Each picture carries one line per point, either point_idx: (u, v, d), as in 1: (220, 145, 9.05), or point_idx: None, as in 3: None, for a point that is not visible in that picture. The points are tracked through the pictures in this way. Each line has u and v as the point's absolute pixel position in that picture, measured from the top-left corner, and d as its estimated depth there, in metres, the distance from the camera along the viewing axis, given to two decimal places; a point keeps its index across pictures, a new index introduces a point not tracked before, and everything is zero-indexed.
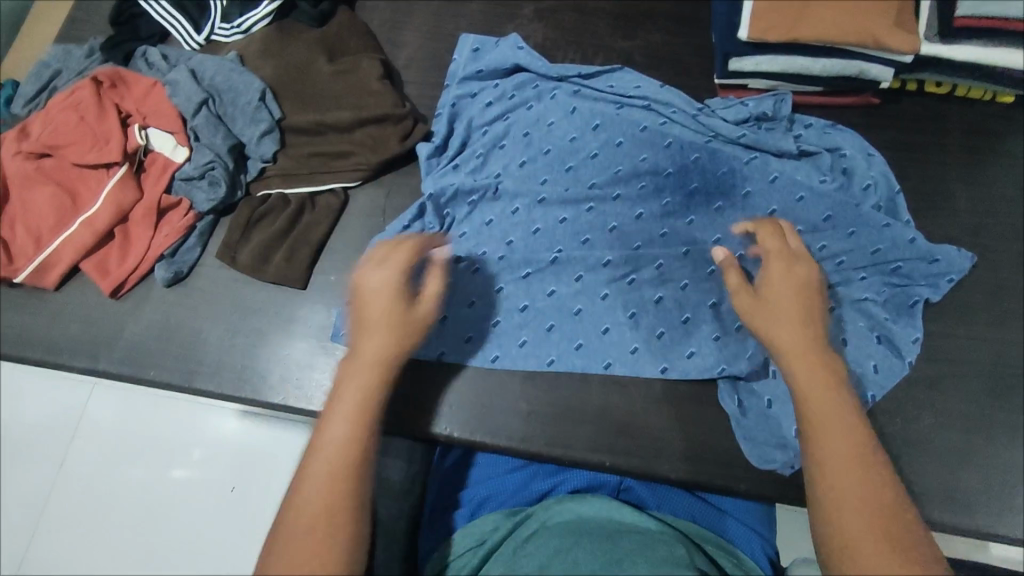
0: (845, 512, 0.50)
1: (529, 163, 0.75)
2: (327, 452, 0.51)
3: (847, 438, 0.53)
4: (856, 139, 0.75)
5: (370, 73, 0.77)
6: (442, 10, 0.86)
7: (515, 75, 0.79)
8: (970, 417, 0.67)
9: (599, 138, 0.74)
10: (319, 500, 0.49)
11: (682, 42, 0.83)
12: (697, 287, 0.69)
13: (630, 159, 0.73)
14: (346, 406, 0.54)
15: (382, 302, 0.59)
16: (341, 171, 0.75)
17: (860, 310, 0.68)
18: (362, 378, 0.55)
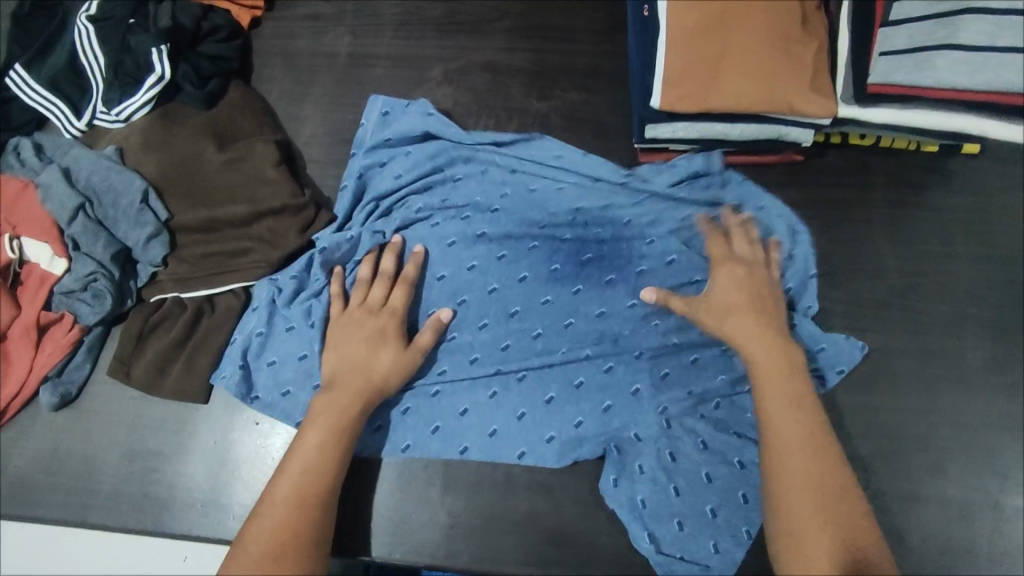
0: (778, 427, 0.58)
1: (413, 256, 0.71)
2: (285, 490, 0.57)
3: (789, 405, 0.58)
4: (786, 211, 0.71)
5: (265, 158, 0.72)
6: (345, 77, 0.81)
7: (427, 141, 0.75)
8: (908, 492, 0.64)
9: (488, 229, 0.71)
10: (270, 537, 0.55)
11: (600, 100, 0.79)
12: (583, 385, 0.67)
13: (518, 247, 0.71)
14: (311, 447, 0.59)
15: (361, 335, 0.64)
16: (238, 269, 0.70)
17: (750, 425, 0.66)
18: (340, 407, 0.61)
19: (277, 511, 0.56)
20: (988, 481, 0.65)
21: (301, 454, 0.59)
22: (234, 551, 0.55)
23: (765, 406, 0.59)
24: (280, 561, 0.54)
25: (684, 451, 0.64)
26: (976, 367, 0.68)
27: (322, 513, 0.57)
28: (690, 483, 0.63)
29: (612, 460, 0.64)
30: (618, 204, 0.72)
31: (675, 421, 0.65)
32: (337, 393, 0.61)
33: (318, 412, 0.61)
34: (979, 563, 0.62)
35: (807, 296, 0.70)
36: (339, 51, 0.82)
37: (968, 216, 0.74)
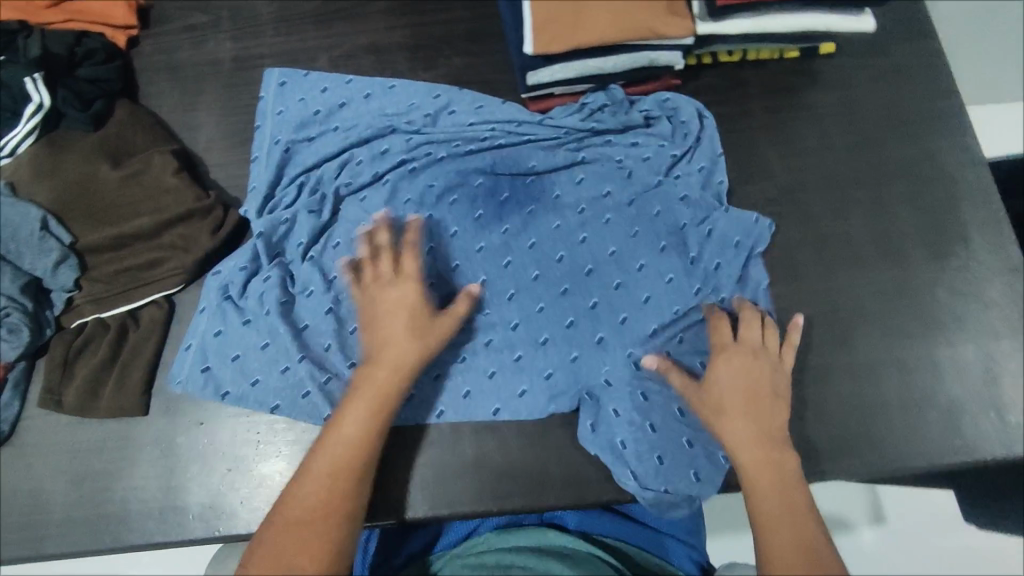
0: (736, 383, 0.64)
1: (345, 218, 0.74)
2: (322, 463, 0.60)
3: (739, 365, 0.64)
4: (689, 101, 0.77)
5: (163, 169, 0.72)
6: (233, 79, 0.82)
7: (326, 102, 0.79)
8: (824, 363, 0.69)
9: (414, 196, 0.74)
10: (309, 502, 0.58)
11: (482, 61, 0.82)
12: (529, 278, 0.71)
13: (442, 174, 0.75)
14: (350, 424, 0.62)
15: (386, 312, 0.65)
16: (157, 279, 0.70)
17: (690, 272, 0.71)
18: (385, 381, 0.63)
19: (324, 469, 0.60)
20: (890, 342, 0.70)
21: (341, 429, 0.62)
22: (280, 500, 0.60)
23: (754, 482, 0.60)
24: (318, 523, 0.58)
25: (636, 321, 0.69)
26: (864, 243, 0.74)
27: (362, 483, 0.60)
28: (644, 347, 0.69)
29: (575, 325, 0.69)
30: (510, 130, 0.76)
31: (627, 284, 0.71)
32: (382, 361, 0.64)
33: (354, 391, 0.63)
34: (891, 415, 0.68)
35: (710, 173, 0.75)
36: (223, 56, 0.83)
37: (837, 110, 0.80)
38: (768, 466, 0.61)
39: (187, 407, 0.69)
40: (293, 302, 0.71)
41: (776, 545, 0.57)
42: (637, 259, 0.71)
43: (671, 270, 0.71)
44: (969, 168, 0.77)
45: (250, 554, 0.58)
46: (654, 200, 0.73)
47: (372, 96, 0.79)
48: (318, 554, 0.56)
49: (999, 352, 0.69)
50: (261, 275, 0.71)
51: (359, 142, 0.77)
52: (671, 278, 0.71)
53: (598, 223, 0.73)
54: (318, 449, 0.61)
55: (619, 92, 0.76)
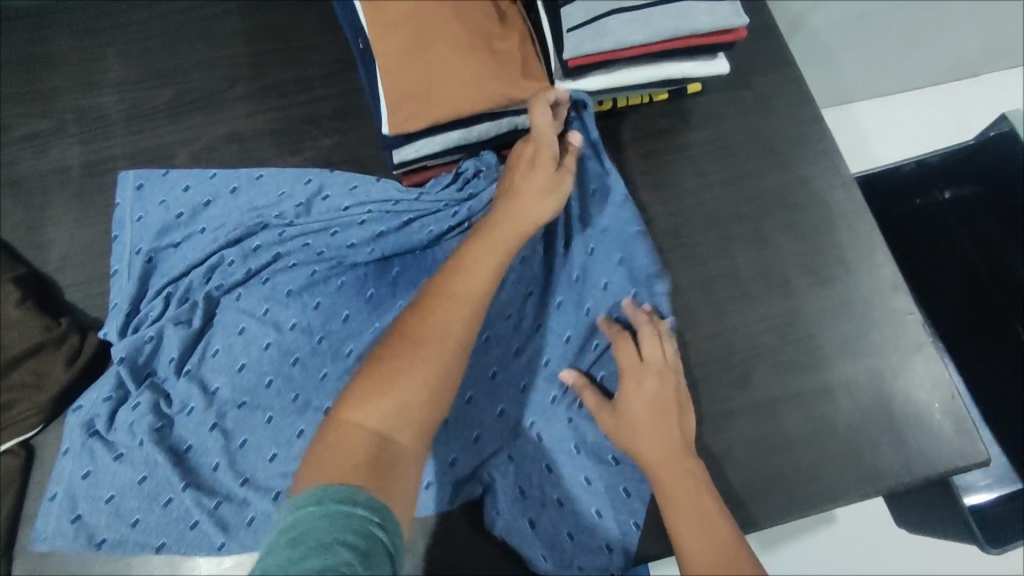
0: (645, 432, 0.60)
1: (221, 326, 0.69)
2: (481, 281, 0.58)
3: (648, 405, 0.61)
4: None
5: (5, 300, 0.66)
6: (83, 187, 0.76)
7: (190, 199, 0.75)
8: (730, 407, 0.69)
9: (294, 290, 0.70)
10: (446, 329, 0.55)
11: (351, 139, 0.79)
12: None
13: (322, 262, 0.72)
14: (484, 269, 0.58)
15: (545, 185, 0.63)
16: (4, 425, 0.64)
17: (585, 323, 0.69)
18: (479, 276, 0.58)
19: (382, 388, 0.52)
20: (787, 375, 0.70)
21: (479, 265, 0.58)
22: (325, 428, 0.51)
23: (676, 515, 0.56)
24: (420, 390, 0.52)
25: (538, 394, 0.67)
26: (752, 278, 0.75)
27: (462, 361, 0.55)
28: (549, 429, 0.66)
29: (475, 415, 0.66)
30: (385, 209, 0.73)
31: (525, 348, 0.69)
32: (468, 269, 0.58)
33: (445, 295, 0.56)
34: (795, 451, 0.68)
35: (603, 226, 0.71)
36: (70, 163, 0.77)
37: (711, 147, 0.81)
38: (689, 497, 0.57)
39: (56, 562, 0.63)
40: (171, 425, 0.66)
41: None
42: (533, 318, 0.69)
43: (567, 328, 0.69)
44: (840, 190, 0.79)
45: (358, 380, 0.53)
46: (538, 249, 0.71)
47: (238, 189, 0.75)
48: (421, 421, 0.52)
49: (890, 370, 0.71)
50: (131, 402, 0.66)
51: (226, 240, 0.72)
52: (567, 337, 0.69)
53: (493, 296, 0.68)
54: (393, 358, 0.53)
55: (492, 158, 0.74)
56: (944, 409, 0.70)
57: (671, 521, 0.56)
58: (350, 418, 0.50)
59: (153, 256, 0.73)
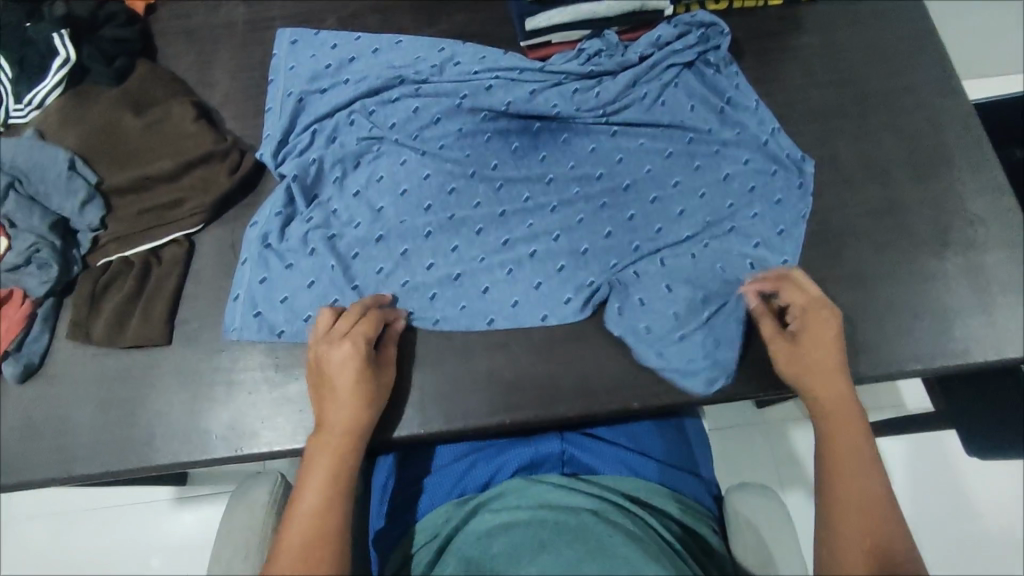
0: (826, 380, 0.65)
1: (370, 157, 0.77)
2: (323, 454, 0.61)
3: (831, 346, 0.66)
4: (697, 36, 0.80)
5: (183, 118, 0.76)
6: (246, 40, 0.86)
7: (338, 54, 0.82)
8: (824, 280, 0.73)
9: (431, 141, 0.77)
10: (320, 479, 0.60)
11: (481, 16, 0.86)
12: (556, 203, 0.75)
13: (463, 120, 0.78)
14: (337, 413, 0.63)
15: (351, 361, 0.64)
16: (179, 219, 0.74)
17: (717, 186, 0.75)
18: (312, 504, 0.59)
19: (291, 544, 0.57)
20: (880, 255, 0.73)
21: (331, 419, 0.63)
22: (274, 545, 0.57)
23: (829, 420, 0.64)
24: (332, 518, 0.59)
25: (659, 232, 0.74)
26: (853, 167, 0.77)
27: (347, 499, 0.61)
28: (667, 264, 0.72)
29: (598, 251, 0.73)
30: (511, 77, 0.79)
31: (664, 196, 0.75)
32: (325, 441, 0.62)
33: (314, 456, 0.61)
34: (883, 322, 0.71)
35: (730, 106, 0.79)
36: (236, 20, 0.87)
37: (821, 50, 0.84)
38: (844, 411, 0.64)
39: (208, 336, 0.71)
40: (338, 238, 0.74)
41: (842, 481, 0.61)
42: (670, 173, 0.76)
43: (701, 186, 0.75)
44: (949, 98, 0.81)
45: (298, 498, 0.59)
46: (683, 119, 0.78)
47: (379, 49, 0.82)
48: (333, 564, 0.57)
49: (986, 260, 0.73)
50: (300, 218, 0.74)
51: (373, 93, 0.79)
52: (703, 192, 0.75)
53: (628, 152, 0.78)
54: (324, 478, 0.60)
55: (614, 37, 0.80)
56: None
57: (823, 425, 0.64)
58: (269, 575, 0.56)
59: (302, 99, 0.80)
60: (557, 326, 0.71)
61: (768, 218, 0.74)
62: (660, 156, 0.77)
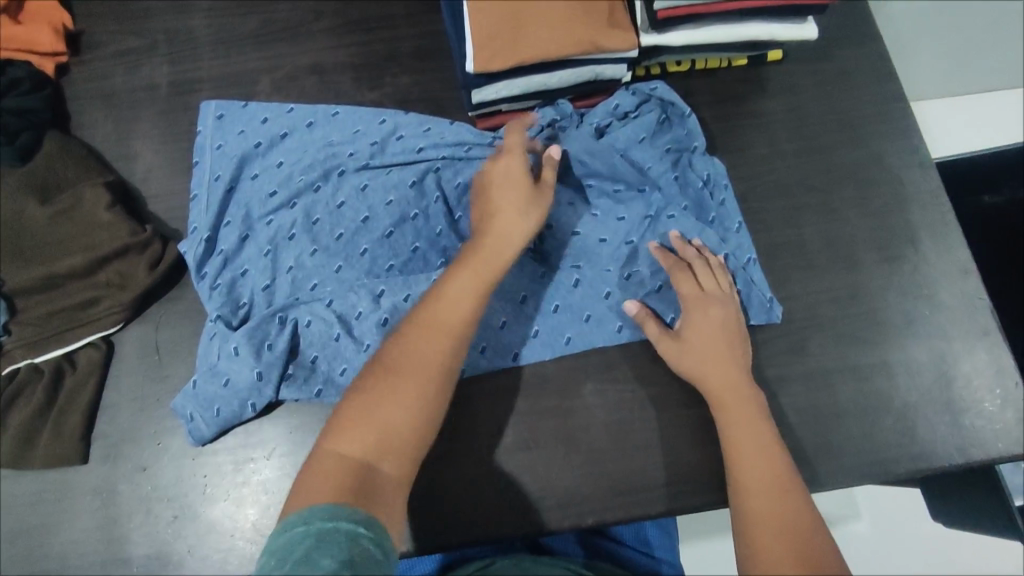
0: (738, 429, 0.61)
1: (298, 268, 0.68)
2: (449, 316, 0.59)
3: (736, 396, 0.63)
4: (656, 121, 0.74)
5: (95, 204, 0.69)
6: (170, 106, 0.79)
7: (271, 132, 0.74)
8: (787, 375, 0.69)
9: (371, 244, 0.69)
10: (411, 360, 0.57)
11: (428, 80, 0.80)
12: (509, 313, 0.69)
13: (407, 209, 0.70)
14: (461, 301, 0.59)
15: (502, 193, 0.64)
16: (94, 320, 0.67)
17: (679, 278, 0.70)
18: (409, 374, 0.56)
19: (407, 371, 0.56)
20: (848, 346, 0.70)
21: (449, 301, 0.59)
22: (330, 426, 0.55)
23: (736, 449, 0.60)
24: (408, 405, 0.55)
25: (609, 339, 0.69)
26: (820, 250, 0.74)
27: (439, 393, 0.57)
28: (609, 314, 0.70)
29: (546, 344, 0.69)
30: (459, 154, 0.72)
31: (617, 293, 0.70)
32: (481, 245, 0.62)
33: (428, 321, 0.59)
34: (848, 422, 0.68)
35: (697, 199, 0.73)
36: (159, 82, 0.80)
37: (788, 116, 0.79)
38: (750, 431, 0.61)
39: (129, 452, 0.66)
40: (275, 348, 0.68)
41: (760, 518, 0.56)
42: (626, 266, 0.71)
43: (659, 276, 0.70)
44: (917, 170, 0.77)
45: (369, 370, 0.57)
46: (641, 205, 0.72)
47: (317, 125, 0.74)
48: (398, 435, 0.54)
49: (953, 354, 0.70)
50: (226, 338, 0.65)
51: (306, 181, 0.70)
52: (661, 287, 0.70)
53: (587, 248, 0.72)
54: (407, 358, 0.57)
55: (567, 107, 0.76)
56: (1004, 400, 0.69)
57: (732, 457, 0.60)
58: (330, 446, 0.53)
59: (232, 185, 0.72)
60: (508, 432, 0.67)
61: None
62: (618, 251, 0.71)
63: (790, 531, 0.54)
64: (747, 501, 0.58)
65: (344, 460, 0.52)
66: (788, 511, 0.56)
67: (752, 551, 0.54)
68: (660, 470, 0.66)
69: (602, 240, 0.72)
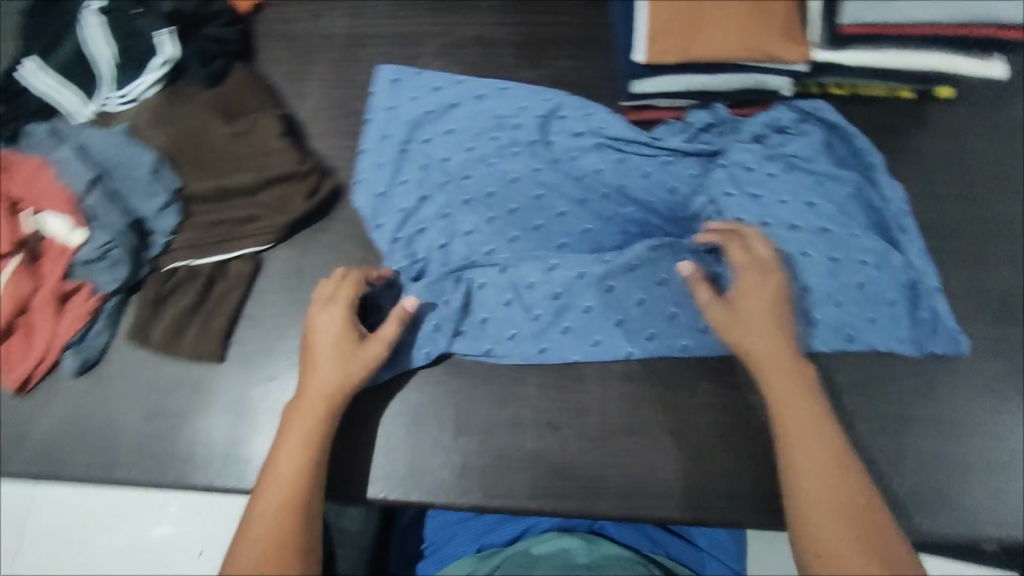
0: (792, 417, 0.61)
1: (475, 233, 0.74)
2: (286, 461, 0.61)
3: (789, 378, 0.63)
4: (821, 137, 0.76)
5: (269, 131, 0.75)
6: (343, 55, 0.85)
7: (446, 102, 0.79)
8: (903, 415, 0.68)
9: (544, 219, 0.75)
10: (275, 494, 0.60)
11: (585, 67, 0.83)
12: (680, 306, 0.70)
13: (576, 192, 0.76)
14: (286, 457, 0.61)
15: (325, 353, 0.64)
16: (250, 235, 0.73)
17: (853, 297, 0.70)
18: (268, 510, 0.59)
19: (270, 500, 0.60)
20: (978, 397, 0.69)
21: (280, 463, 0.61)
22: (240, 535, 0.59)
23: (787, 431, 0.61)
24: (276, 547, 0.58)
25: None
26: (962, 298, 0.72)
27: (309, 513, 0.60)
28: (788, 322, 0.70)
29: (721, 345, 0.70)
30: (624, 147, 0.77)
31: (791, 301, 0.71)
32: (308, 394, 0.64)
33: (275, 461, 0.62)
34: (969, 476, 0.66)
35: (864, 214, 0.74)
36: (336, 32, 0.86)
37: (949, 156, 0.76)
38: (808, 419, 0.61)
39: (262, 361, 0.71)
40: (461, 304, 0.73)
41: (819, 497, 0.58)
42: (806, 274, 0.71)
43: (837, 291, 0.71)
44: None
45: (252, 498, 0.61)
46: (818, 220, 0.73)
47: (484, 98, 0.80)
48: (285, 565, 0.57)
49: None
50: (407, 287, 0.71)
51: (480, 155, 0.77)
52: (840, 301, 0.70)
53: None
54: (265, 496, 0.60)
55: (724, 111, 0.76)
56: None
57: (783, 437, 0.61)
58: None
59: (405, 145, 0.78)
60: (616, 415, 0.68)
61: (903, 350, 0.69)
62: (794, 260, 0.71)
63: (863, 498, 0.58)
64: (799, 480, 0.59)
65: None
66: (835, 502, 0.57)
67: (813, 510, 0.57)
68: (761, 481, 0.66)
69: (774, 249, 0.72)
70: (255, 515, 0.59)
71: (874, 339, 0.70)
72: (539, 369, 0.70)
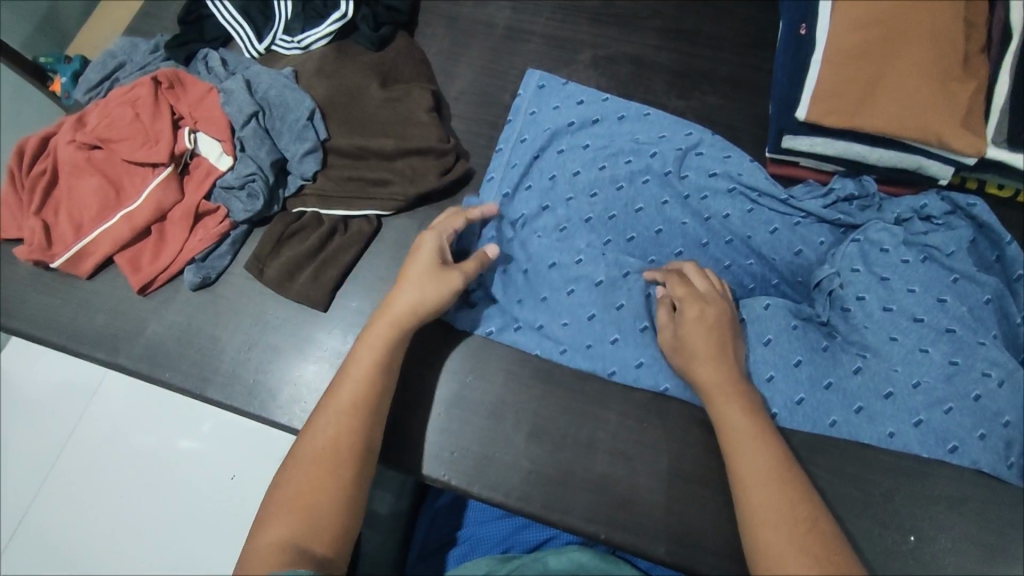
0: (749, 451, 0.57)
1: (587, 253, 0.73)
2: (354, 380, 0.59)
3: (745, 416, 0.59)
4: (966, 232, 0.71)
5: (419, 103, 0.78)
6: (501, 45, 0.86)
7: (584, 116, 0.79)
8: (992, 545, 0.64)
9: (658, 254, 0.74)
10: (337, 416, 0.57)
11: (735, 109, 0.82)
12: (779, 373, 0.67)
13: (697, 233, 0.74)
14: (356, 372, 0.60)
15: (424, 263, 0.65)
16: (378, 198, 0.75)
17: (967, 407, 0.65)
18: (327, 432, 0.56)
19: (329, 426, 0.57)
20: None
21: (347, 381, 0.59)
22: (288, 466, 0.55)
23: (738, 460, 0.57)
24: (333, 467, 0.55)
25: (863, 433, 0.67)
26: None
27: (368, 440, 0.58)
28: (891, 417, 0.67)
29: (812, 421, 0.67)
30: (755, 199, 0.75)
31: (899, 395, 0.67)
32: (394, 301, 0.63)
33: (342, 380, 0.60)
34: None
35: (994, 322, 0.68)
36: (498, 22, 0.87)
37: None
38: (757, 451, 0.56)
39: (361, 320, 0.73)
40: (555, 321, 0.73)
41: (783, 525, 0.52)
42: (920, 371, 0.66)
43: (950, 398, 0.66)
44: None
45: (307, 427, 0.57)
46: (946, 319, 0.67)
47: (624, 121, 0.79)
48: (335, 491, 0.54)
49: None
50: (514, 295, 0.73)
51: (607, 175, 0.76)
52: (947, 408, 0.66)
53: (870, 342, 0.68)
54: (327, 418, 0.57)
55: (872, 185, 0.74)
56: None
57: (733, 465, 0.57)
58: (271, 526, 0.52)
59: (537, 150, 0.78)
60: (691, 462, 0.67)
61: (1012, 476, 0.65)
62: (909, 354, 0.67)
63: (805, 523, 0.52)
64: (758, 514, 0.53)
65: (288, 540, 0.51)
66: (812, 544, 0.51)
67: (762, 520, 0.53)
68: None
69: (893, 338, 0.68)
70: (309, 443, 0.56)
71: (973, 456, 0.65)
72: (624, 397, 0.70)
